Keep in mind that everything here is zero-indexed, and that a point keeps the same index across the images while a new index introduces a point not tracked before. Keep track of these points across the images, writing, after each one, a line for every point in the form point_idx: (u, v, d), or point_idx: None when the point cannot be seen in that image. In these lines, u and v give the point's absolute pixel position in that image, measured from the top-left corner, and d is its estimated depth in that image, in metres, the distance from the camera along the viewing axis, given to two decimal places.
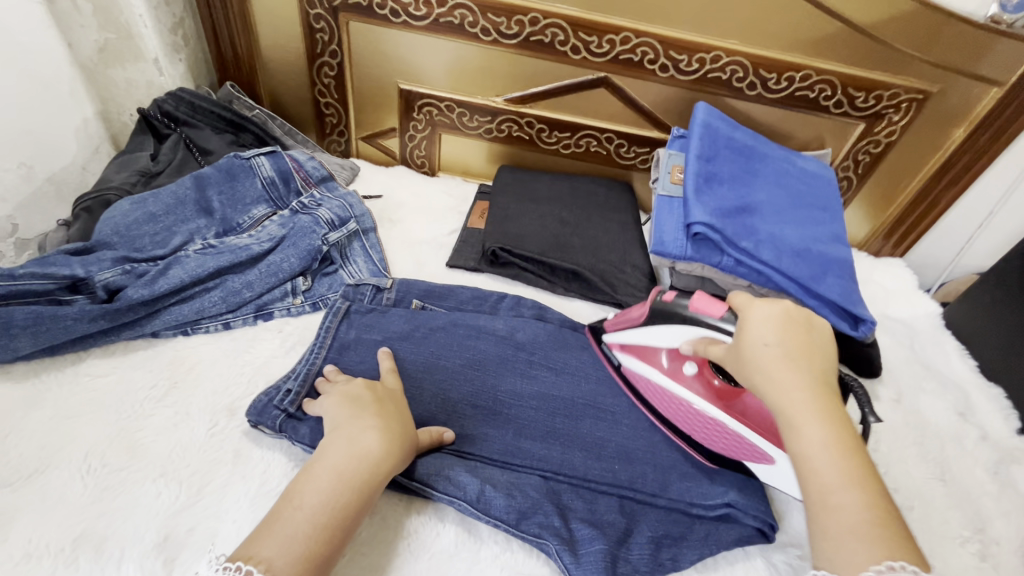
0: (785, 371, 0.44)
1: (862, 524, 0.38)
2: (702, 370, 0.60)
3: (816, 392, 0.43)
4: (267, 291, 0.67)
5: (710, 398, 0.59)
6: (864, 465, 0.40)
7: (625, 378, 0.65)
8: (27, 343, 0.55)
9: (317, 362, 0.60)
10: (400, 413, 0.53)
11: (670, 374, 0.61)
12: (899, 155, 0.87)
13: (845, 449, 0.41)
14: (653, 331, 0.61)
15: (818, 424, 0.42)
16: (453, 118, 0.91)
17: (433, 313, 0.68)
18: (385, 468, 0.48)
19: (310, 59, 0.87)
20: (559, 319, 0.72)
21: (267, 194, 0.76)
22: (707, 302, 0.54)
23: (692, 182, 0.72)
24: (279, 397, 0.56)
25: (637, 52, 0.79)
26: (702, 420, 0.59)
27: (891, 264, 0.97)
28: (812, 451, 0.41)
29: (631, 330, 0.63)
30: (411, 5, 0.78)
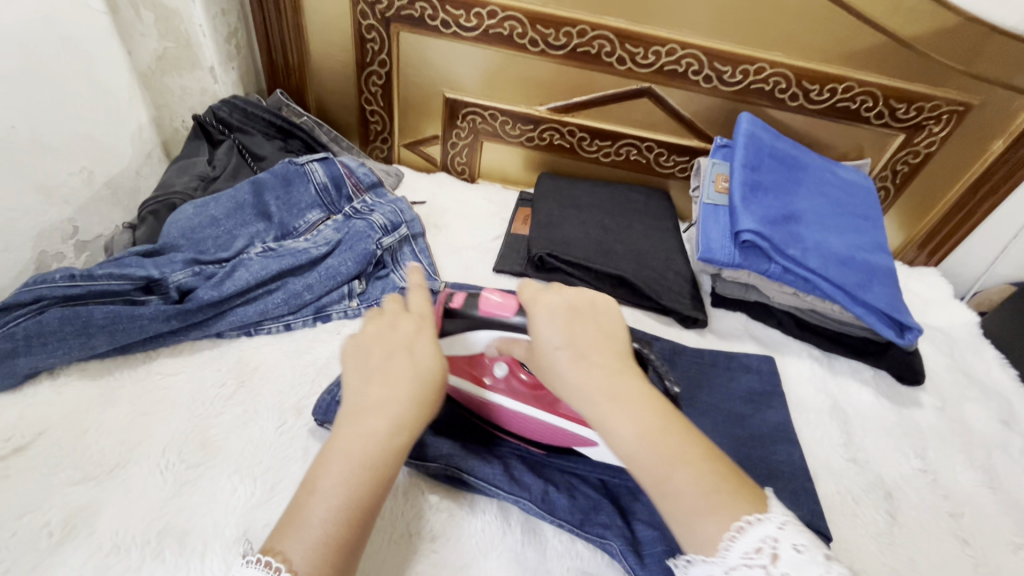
0: (571, 372, 0.46)
1: (696, 499, 0.40)
2: (509, 369, 0.58)
3: (613, 384, 0.45)
4: (325, 293, 0.69)
5: (533, 400, 0.57)
6: (675, 440, 0.42)
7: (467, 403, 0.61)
8: (105, 341, 0.57)
9: None
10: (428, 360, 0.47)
11: (490, 387, 0.58)
12: (937, 165, 0.88)
13: (653, 433, 0.42)
14: (463, 348, 0.57)
15: (621, 411, 0.44)
16: (495, 126, 0.93)
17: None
18: (402, 439, 0.43)
19: (359, 68, 0.89)
20: None
21: (321, 199, 0.78)
22: (502, 303, 0.53)
23: (738, 190, 0.74)
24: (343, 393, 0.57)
25: (682, 63, 0.81)
26: (535, 424, 0.57)
27: (927, 274, 0.98)
28: (631, 443, 0.43)
29: (446, 353, 0.59)
30: (462, 17, 0.80)
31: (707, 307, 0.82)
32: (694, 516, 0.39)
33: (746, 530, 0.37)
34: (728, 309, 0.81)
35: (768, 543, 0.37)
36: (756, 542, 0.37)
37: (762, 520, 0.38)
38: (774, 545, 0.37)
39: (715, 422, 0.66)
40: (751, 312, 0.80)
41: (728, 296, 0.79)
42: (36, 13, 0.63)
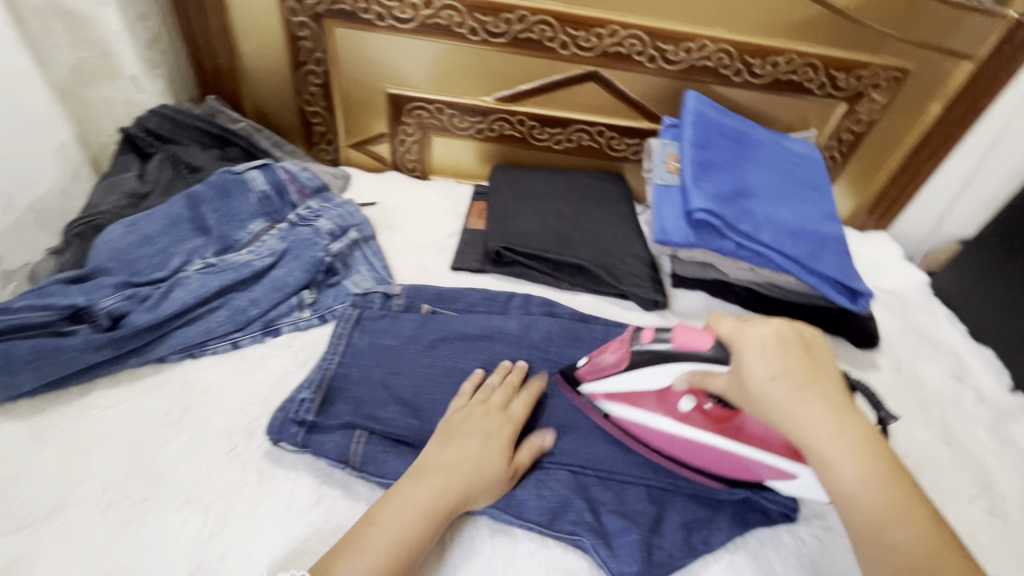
0: (799, 409, 0.44)
1: (914, 552, 0.41)
2: (697, 400, 0.55)
3: (845, 423, 0.44)
4: (273, 307, 0.66)
5: (712, 428, 0.55)
6: (904, 490, 0.43)
7: (617, 426, 0.59)
8: (30, 378, 0.53)
9: (331, 366, 0.60)
10: (493, 450, 0.53)
11: (669, 415, 0.56)
12: (880, 132, 0.90)
13: (881, 480, 0.43)
14: (631, 379, 0.55)
15: (851, 458, 0.43)
16: (443, 120, 0.91)
17: (444, 316, 0.68)
18: (465, 493, 0.50)
19: (294, 68, 0.85)
20: (569, 314, 0.72)
21: (263, 208, 0.74)
22: (691, 332, 0.50)
23: (688, 169, 0.74)
24: (295, 407, 0.55)
25: (625, 44, 0.80)
26: (713, 454, 0.55)
27: (878, 238, 1.00)
28: (850, 487, 0.43)
29: (612, 380, 0.56)
30: (396, 8, 0.77)
31: (668, 288, 0.82)
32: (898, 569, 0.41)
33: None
34: (688, 288, 0.81)
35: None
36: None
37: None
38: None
39: None
40: (711, 289, 0.81)
41: (687, 276, 0.79)
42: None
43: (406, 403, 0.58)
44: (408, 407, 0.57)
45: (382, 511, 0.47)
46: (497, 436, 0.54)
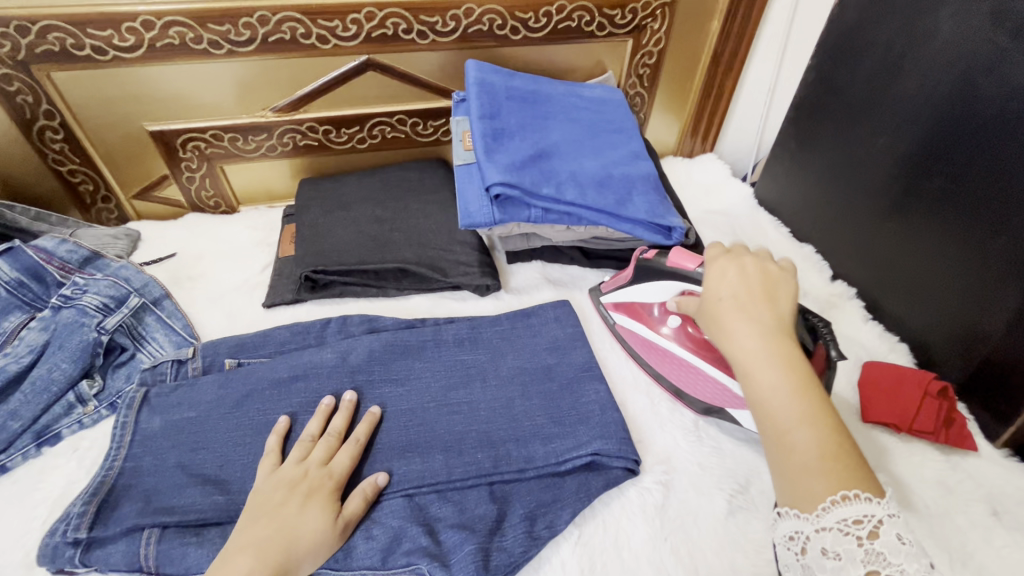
0: (736, 323, 0.48)
1: (814, 459, 0.41)
2: (684, 322, 0.64)
3: (774, 338, 0.47)
4: (43, 412, 0.58)
5: (695, 350, 0.62)
6: (818, 404, 0.44)
7: (620, 334, 0.69)
8: None
9: (115, 465, 0.53)
10: (313, 512, 0.48)
11: (659, 329, 0.65)
12: (674, 59, 0.91)
13: (799, 391, 0.44)
14: (643, 288, 0.65)
15: (772, 368, 0.45)
16: (226, 146, 0.82)
17: (248, 366, 0.62)
18: (286, 563, 0.45)
19: (24, 129, 0.73)
20: (393, 324, 0.68)
21: (18, 298, 0.65)
22: (683, 254, 0.60)
23: (479, 144, 0.70)
24: (67, 525, 0.48)
25: (388, 25, 0.74)
26: (685, 371, 0.63)
27: (706, 161, 1.02)
28: (766, 395, 0.45)
29: (625, 290, 0.68)
30: (114, 37, 0.68)
31: (502, 266, 0.80)
32: (798, 473, 0.42)
33: (847, 501, 0.39)
34: (522, 261, 0.80)
35: (870, 519, 0.39)
36: (856, 514, 0.39)
37: (871, 500, 0.39)
38: (876, 523, 0.39)
39: None
40: (543, 257, 0.79)
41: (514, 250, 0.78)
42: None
43: (208, 480, 0.52)
44: (209, 483, 0.52)
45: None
46: (322, 493, 0.50)
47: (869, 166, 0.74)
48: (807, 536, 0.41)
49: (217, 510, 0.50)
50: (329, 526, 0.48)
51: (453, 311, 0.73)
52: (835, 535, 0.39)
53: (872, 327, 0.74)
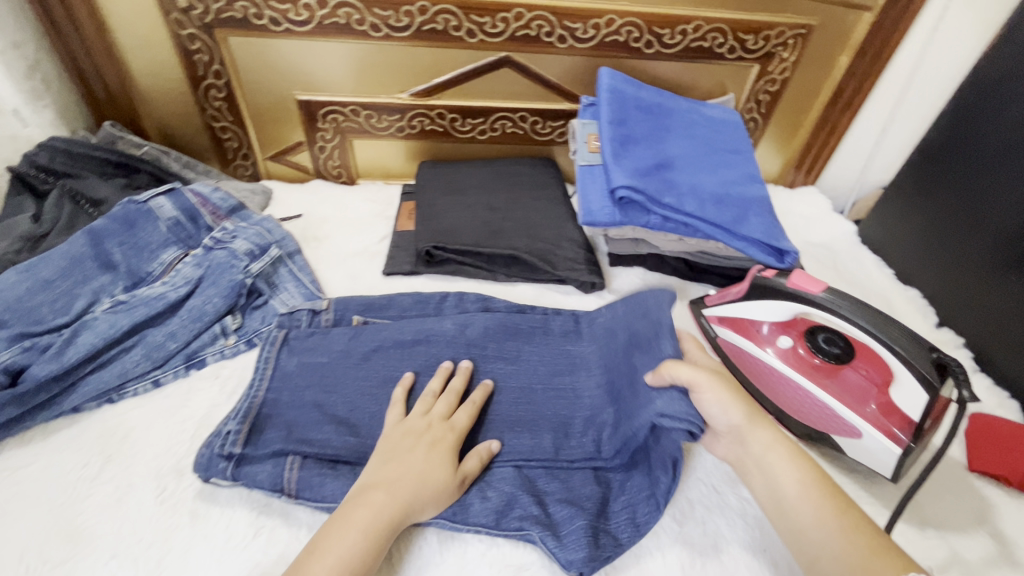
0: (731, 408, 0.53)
1: (858, 538, 0.45)
2: (796, 343, 0.66)
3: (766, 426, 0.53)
4: (194, 338, 0.63)
5: (807, 372, 0.63)
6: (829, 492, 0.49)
7: (720, 347, 0.70)
8: None
9: (259, 394, 0.58)
10: (433, 458, 0.52)
11: (770, 347, 0.66)
12: (795, 90, 0.92)
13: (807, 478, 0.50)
14: (753, 307, 0.66)
15: (787, 461, 0.51)
16: (361, 122, 0.88)
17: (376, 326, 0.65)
18: (415, 507, 0.49)
19: (193, 84, 0.81)
20: (505, 307, 0.71)
21: (174, 235, 0.71)
22: (807, 279, 0.62)
23: (607, 147, 0.73)
24: (221, 441, 0.53)
25: (533, 26, 0.78)
26: (792, 391, 0.64)
27: (807, 193, 1.03)
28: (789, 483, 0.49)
29: (733, 305, 0.69)
30: (291, 11, 0.74)
31: (605, 268, 0.82)
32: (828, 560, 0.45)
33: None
34: (625, 266, 0.82)
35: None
36: None
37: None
38: None
39: None
40: (647, 264, 0.81)
41: (621, 254, 0.80)
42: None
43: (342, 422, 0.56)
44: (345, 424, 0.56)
45: (328, 541, 0.45)
46: (442, 445, 0.53)
47: (991, 218, 0.73)
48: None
49: (350, 449, 0.54)
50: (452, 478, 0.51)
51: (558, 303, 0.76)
52: None
53: (979, 379, 0.73)
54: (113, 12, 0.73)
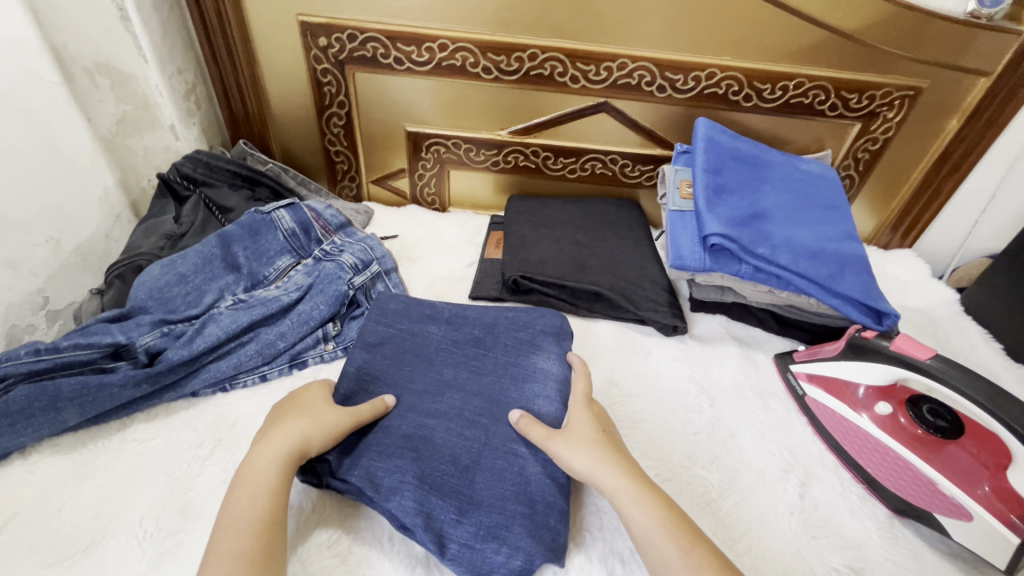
0: (582, 429, 0.54)
1: None
2: (894, 410, 0.63)
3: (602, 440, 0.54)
4: (299, 340, 0.69)
5: (905, 441, 0.61)
6: (695, 539, 0.46)
7: (808, 406, 0.68)
8: (75, 414, 0.56)
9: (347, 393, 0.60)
10: (586, 425, 0.55)
11: (864, 409, 0.64)
12: (897, 149, 0.90)
13: (669, 528, 0.47)
14: (848, 366, 0.65)
15: (637, 491, 0.49)
16: (460, 154, 0.94)
17: (432, 329, 0.67)
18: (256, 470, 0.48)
19: (318, 111, 0.90)
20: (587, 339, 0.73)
21: (290, 245, 0.76)
22: (913, 343, 0.59)
23: (701, 194, 0.74)
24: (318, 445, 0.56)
25: (634, 76, 0.82)
26: (889, 460, 0.61)
27: (903, 256, 0.99)
28: (645, 525, 0.47)
29: (826, 363, 0.67)
30: (414, 52, 0.82)
31: (686, 312, 0.82)
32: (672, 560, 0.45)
33: None
34: (707, 312, 0.82)
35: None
36: None
37: None
38: None
39: (702, 428, 0.65)
40: (730, 312, 0.81)
41: (704, 300, 0.80)
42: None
43: (407, 434, 0.56)
44: (415, 433, 0.56)
45: (227, 509, 0.46)
46: (608, 436, 0.54)
47: None
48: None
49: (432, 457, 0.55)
50: (603, 454, 0.52)
51: (637, 341, 0.77)
52: None
53: None
54: (262, 46, 0.83)
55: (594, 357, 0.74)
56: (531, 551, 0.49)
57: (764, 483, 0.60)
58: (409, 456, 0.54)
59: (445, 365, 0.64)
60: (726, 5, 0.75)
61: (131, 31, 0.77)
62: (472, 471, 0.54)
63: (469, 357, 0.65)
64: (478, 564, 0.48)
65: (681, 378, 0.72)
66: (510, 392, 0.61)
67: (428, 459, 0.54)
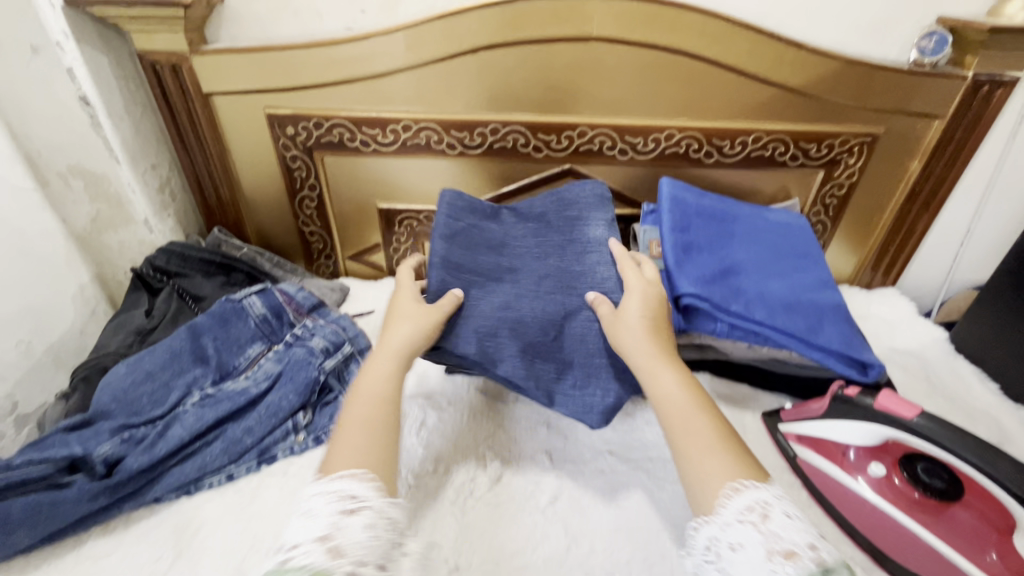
0: (634, 311, 0.62)
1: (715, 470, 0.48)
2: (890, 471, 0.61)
3: (655, 330, 0.60)
4: (268, 433, 0.66)
5: (905, 506, 0.58)
6: (715, 423, 0.52)
7: (801, 470, 0.64)
8: (25, 535, 0.53)
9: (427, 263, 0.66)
10: (637, 306, 0.62)
11: (860, 472, 0.61)
12: (864, 192, 0.90)
13: (696, 406, 0.53)
14: (835, 426, 0.62)
15: (666, 370, 0.56)
16: (432, 226, 0.95)
17: (492, 225, 0.73)
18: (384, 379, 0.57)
19: (290, 194, 0.91)
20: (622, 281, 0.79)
21: (261, 331, 0.75)
22: (898, 400, 0.57)
23: (669, 255, 0.74)
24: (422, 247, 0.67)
25: (595, 142, 0.84)
26: (891, 528, 0.57)
27: (887, 295, 0.97)
28: (669, 400, 0.54)
29: (813, 424, 0.64)
30: (379, 134, 0.84)
31: None
32: (704, 457, 0.48)
33: (739, 493, 0.45)
34: (690, 369, 0.80)
35: (760, 506, 0.44)
36: (748, 503, 0.44)
37: (754, 488, 0.45)
38: (765, 508, 0.44)
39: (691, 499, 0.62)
40: (713, 368, 0.79)
41: (685, 358, 0.78)
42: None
43: (501, 313, 0.64)
44: (507, 313, 0.64)
45: None
46: (654, 321, 0.61)
47: None
48: (716, 537, 0.44)
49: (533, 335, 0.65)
50: (646, 335, 0.59)
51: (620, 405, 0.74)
52: (738, 525, 0.43)
53: None
54: (233, 138, 0.86)
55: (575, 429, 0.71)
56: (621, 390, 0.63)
57: None
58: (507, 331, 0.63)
59: (512, 256, 0.71)
60: (674, 72, 0.78)
61: (104, 136, 0.79)
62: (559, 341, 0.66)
63: (533, 243, 0.73)
64: (584, 403, 0.64)
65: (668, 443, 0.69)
66: (579, 265, 0.70)
67: (525, 333, 0.64)
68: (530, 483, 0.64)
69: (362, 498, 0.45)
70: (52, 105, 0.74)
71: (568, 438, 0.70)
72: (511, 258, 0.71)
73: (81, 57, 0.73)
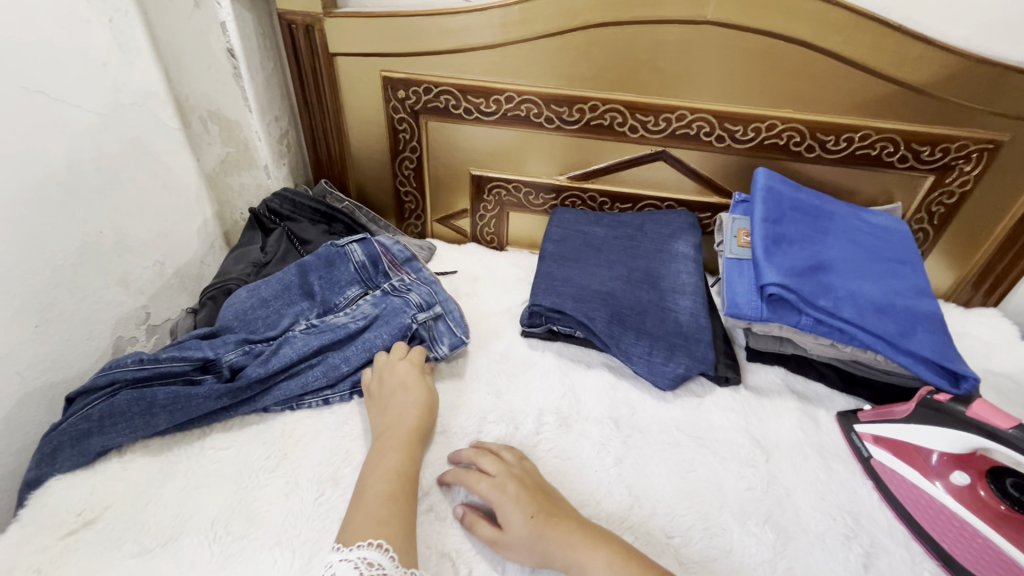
0: (511, 516, 0.55)
1: None
2: (973, 481, 0.59)
3: (547, 518, 0.54)
4: (362, 367, 0.73)
5: (983, 516, 0.57)
6: None
7: (873, 470, 0.64)
8: (165, 419, 0.63)
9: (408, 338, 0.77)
10: (520, 508, 0.55)
11: (937, 477, 0.60)
12: (977, 204, 0.85)
13: None
14: (921, 431, 0.61)
15: (596, 558, 0.51)
16: (520, 197, 0.99)
17: (596, 229, 0.91)
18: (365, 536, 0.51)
19: (392, 155, 0.98)
20: (695, 285, 0.83)
21: (360, 276, 0.81)
22: (993, 410, 0.56)
23: (759, 244, 0.74)
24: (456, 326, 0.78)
25: (693, 126, 0.85)
26: (964, 535, 0.57)
27: (985, 315, 0.92)
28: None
29: (893, 425, 0.64)
30: (482, 104, 0.88)
31: (742, 362, 0.79)
32: None
33: None
34: (765, 363, 0.79)
35: None
36: None
37: None
38: None
39: (756, 484, 0.63)
40: (789, 364, 0.78)
41: (763, 350, 0.77)
42: (114, 129, 0.75)
43: (596, 290, 0.81)
44: (601, 291, 0.80)
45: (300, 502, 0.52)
46: (544, 509, 0.55)
47: None
48: None
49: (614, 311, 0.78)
50: (547, 534, 0.53)
51: (689, 389, 0.75)
52: None
53: None
54: (348, 98, 0.93)
55: (643, 400, 0.73)
56: (689, 364, 0.73)
57: (825, 549, 0.57)
58: (600, 301, 0.78)
59: (607, 252, 0.87)
60: (787, 61, 0.77)
61: (242, 87, 0.87)
62: (637, 320, 0.78)
63: (625, 247, 0.88)
64: (655, 369, 0.73)
65: (734, 430, 0.69)
66: (661, 268, 0.85)
67: (616, 304, 0.79)
68: (596, 444, 0.67)
69: (379, 566, 0.48)
70: (204, 55, 0.82)
71: (637, 408, 0.72)
72: (604, 251, 0.87)
73: (232, 12, 0.80)
